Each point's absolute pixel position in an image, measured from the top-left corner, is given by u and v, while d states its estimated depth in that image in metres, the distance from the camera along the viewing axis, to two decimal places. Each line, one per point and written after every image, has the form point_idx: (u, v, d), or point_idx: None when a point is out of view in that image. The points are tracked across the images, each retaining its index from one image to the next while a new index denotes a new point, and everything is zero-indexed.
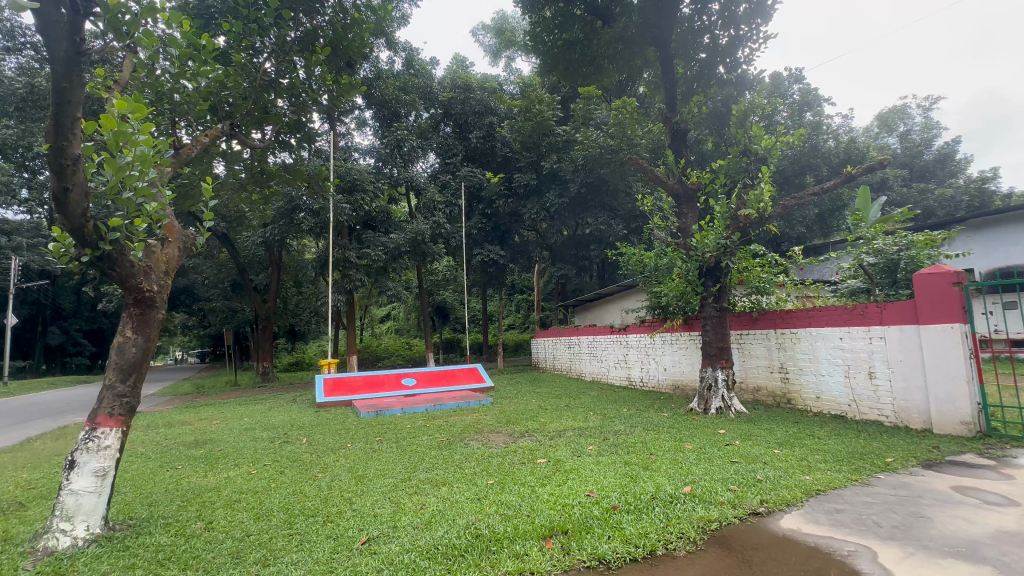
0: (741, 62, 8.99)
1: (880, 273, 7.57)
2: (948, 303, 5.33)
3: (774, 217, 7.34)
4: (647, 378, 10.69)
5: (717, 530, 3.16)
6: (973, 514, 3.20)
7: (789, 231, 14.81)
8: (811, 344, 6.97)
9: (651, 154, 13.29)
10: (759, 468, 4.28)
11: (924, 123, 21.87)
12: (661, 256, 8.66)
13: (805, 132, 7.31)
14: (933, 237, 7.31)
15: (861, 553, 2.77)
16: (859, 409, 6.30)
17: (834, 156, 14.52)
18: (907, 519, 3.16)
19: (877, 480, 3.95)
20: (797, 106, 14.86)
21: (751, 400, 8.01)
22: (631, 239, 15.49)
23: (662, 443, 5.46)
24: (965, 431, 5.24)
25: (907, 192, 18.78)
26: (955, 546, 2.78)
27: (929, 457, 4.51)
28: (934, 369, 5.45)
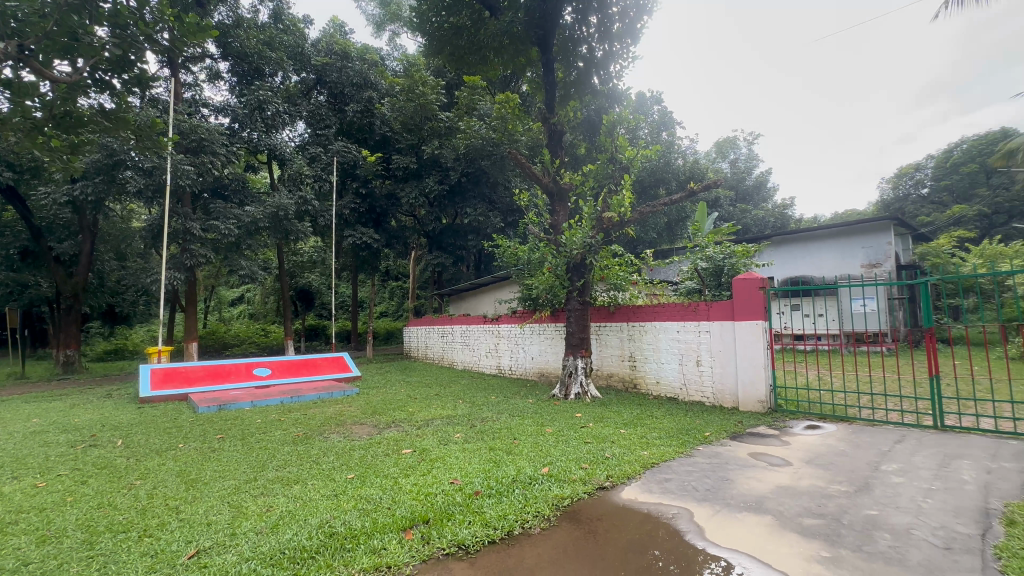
0: (612, 76, 9.78)
1: (709, 276, 8.90)
2: (754, 304, 6.51)
3: (632, 222, 8.13)
4: (516, 367, 11.14)
5: (569, 505, 3.42)
6: (761, 475, 3.97)
7: (644, 235, 16.65)
8: (655, 335, 7.92)
9: (530, 151, 13.82)
10: (607, 447, 4.75)
11: (747, 154, 26.30)
12: (533, 251, 9.05)
13: (660, 148, 8.23)
14: (748, 249, 8.82)
15: (682, 514, 3.24)
16: (688, 391, 7.37)
17: (681, 173, 16.66)
18: (716, 483, 3.79)
19: (697, 451, 4.67)
20: (655, 125, 16.69)
21: (605, 386, 8.85)
22: (507, 232, 15.93)
23: (525, 428, 5.74)
24: (760, 407, 6.47)
25: (733, 211, 22.42)
26: (749, 501, 3.40)
27: (735, 430, 5.46)
28: (742, 358, 6.62)
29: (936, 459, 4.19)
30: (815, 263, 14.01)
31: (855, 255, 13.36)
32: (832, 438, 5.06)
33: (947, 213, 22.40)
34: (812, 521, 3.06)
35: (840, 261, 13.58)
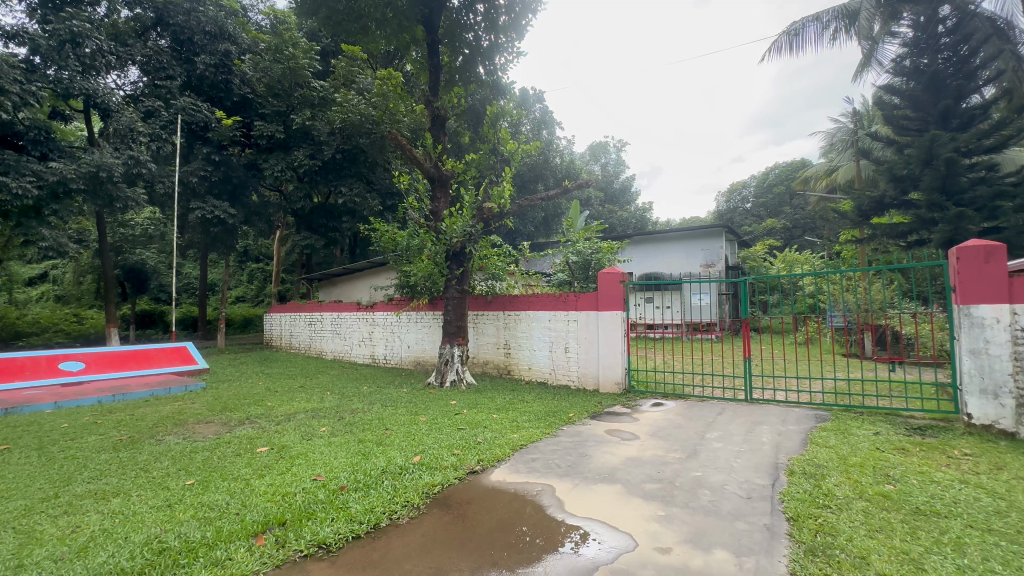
0: (497, 68, 9.88)
1: (579, 269, 9.58)
2: (615, 296, 7.18)
3: (511, 213, 8.36)
4: (391, 356, 10.80)
5: (439, 492, 3.43)
6: (614, 448, 4.43)
7: (522, 227, 17.30)
8: (528, 324, 8.29)
9: (412, 134, 13.37)
10: (479, 432, 4.86)
11: (616, 159, 28.77)
12: (413, 237, 8.81)
13: (540, 145, 8.57)
14: (612, 246, 9.68)
15: (545, 490, 3.47)
16: (556, 376, 7.88)
17: (558, 171, 17.60)
18: (576, 458, 4.13)
19: (561, 431, 5.03)
20: (537, 122, 17.33)
21: (481, 373, 9.04)
22: (385, 216, 15.26)
23: (398, 417, 5.60)
24: (616, 388, 7.19)
25: (602, 210, 24.41)
26: (603, 473, 3.77)
27: (594, 410, 5.99)
28: (604, 344, 7.28)
29: (745, 426, 5.10)
30: (665, 262, 15.94)
31: (697, 256, 15.50)
32: (671, 413, 5.84)
33: (762, 225, 27.21)
34: (652, 485, 3.51)
35: (686, 261, 15.65)
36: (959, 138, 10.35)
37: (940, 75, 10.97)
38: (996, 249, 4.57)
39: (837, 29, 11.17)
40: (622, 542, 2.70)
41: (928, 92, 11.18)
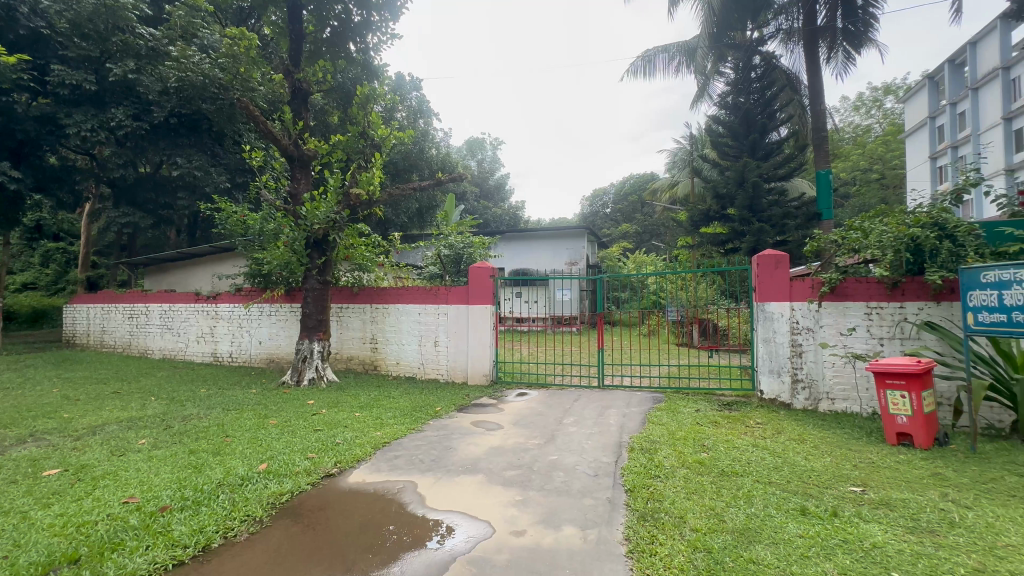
0: (369, 48, 9.31)
1: (450, 263, 9.57)
2: (484, 289, 7.33)
3: (381, 202, 7.96)
4: (238, 354, 9.58)
5: (287, 501, 3.14)
6: (478, 439, 4.52)
7: (394, 217, 16.71)
8: (397, 317, 8.03)
9: (269, 105, 11.97)
10: (339, 433, 4.56)
11: (492, 157, 29.36)
12: (267, 220, 7.94)
13: (414, 134, 8.33)
14: (484, 241, 9.87)
15: (407, 487, 3.40)
16: (425, 369, 7.79)
17: (433, 163, 17.33)
18: (440, 452, 4.13)
19: (427, 426, 4.98)
20: (412, 110, 16.82)
21: (344, 369, 8.50)
22: (234, 195, 13.45)
23: (242, 422, 4.99)
24: (484, 380, 7.36)
25: (477, 206, 24.73)
26: (467, 465, 3.82)
27: (461, 403, 6.05)
28: (472, 337, 7.40)
29: (596, 410, 5.61)
30: (533, 259, 16.79)
31: (562, 254, 16.61)
32: (533, 402, 6.17)
33: (619, 229, 30.27)
34: (512, 472, 3.66)
35: (552, 258, 16.68)
36: (762, 166, 12.86)
37: (751, 113, 13.41)
38: (782, 258, 5.74)
39: (680, 63, 12.83)
40: (480, 530, 2.77)
41: (742, 125, 13.60)
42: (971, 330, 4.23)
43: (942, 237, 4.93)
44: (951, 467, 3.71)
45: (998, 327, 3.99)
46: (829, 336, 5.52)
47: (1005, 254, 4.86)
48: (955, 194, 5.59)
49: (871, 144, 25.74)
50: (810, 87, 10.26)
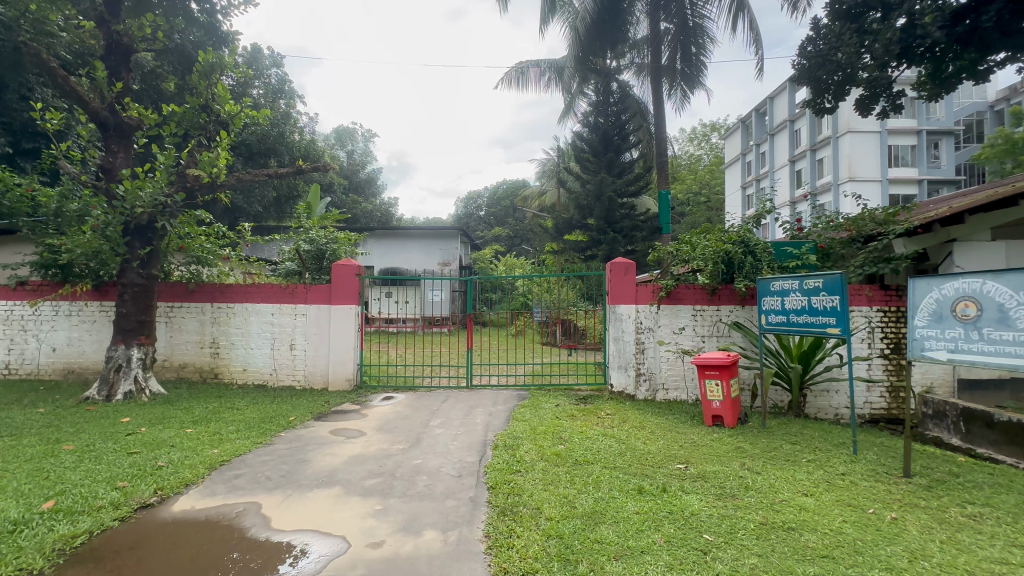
0: (216, 10, 8.11)
1: (311, 260, 8.81)
2: (349, 289, 6.90)
3: (227, 187, 6.98)
4: (18, 364, 7.57)
5: (83, 545, 2.56)
6: (337, 449, 4.23)
7: (246, 206, 14.86)
8: (245, 318, 7.13)
9: (74, 57, 9.68)
10: (162, 454, 3.88)
11: (363, 149, 27.84)
12: (68, 198, 6.42)
13: (270, 115, 7.48)
14: (350, 238, 9.29)
15: (248, 509, 3.03)
16: (278, 376, 7.05)
17: (296, 149, 15.78)
18: (291, 467, 3.76)
19: (277, 439, 4.50)
20: (271, 89, 15.11)
21: (175, 379, 7.27)
22: (17, 162, 10.61)
23: (19, 451, 3.93)
24: (347, 385, 6.93)
25: (346, 200, 23.24)
26: (321, 478, 3.55)
27: (320, 411, 5.61)
28: (335, 340, 6.92)
29: (463, 410, 5.66)
30: (404, 258, 16.35)
31: (435, 255, 16.45)
32: (400, 405, 5.99)
33: (492, 232, 31.09)
34: (373, 481, 3.50)
35: (424, 258, 16.42)
36: (616, 182, 14.39)
37: (608, 134, 14.93)
38: (630, 266, 6.46)
39: (549, 80, 13.66)
40: (333, 546, 2.59)
41: (601, 144, 15.11)
42: (764, 328, 5.23)
43: (747, 253, 6.14)
44: (749, 441, 4.54)
45: (781, 327, 5.00)
46: (665, 334, 6.35)
47: (787, 267, 6.16)
48: (756, 218, 6.89)
49: (701, 171, 30.36)
50: (656, 117, 11.73)
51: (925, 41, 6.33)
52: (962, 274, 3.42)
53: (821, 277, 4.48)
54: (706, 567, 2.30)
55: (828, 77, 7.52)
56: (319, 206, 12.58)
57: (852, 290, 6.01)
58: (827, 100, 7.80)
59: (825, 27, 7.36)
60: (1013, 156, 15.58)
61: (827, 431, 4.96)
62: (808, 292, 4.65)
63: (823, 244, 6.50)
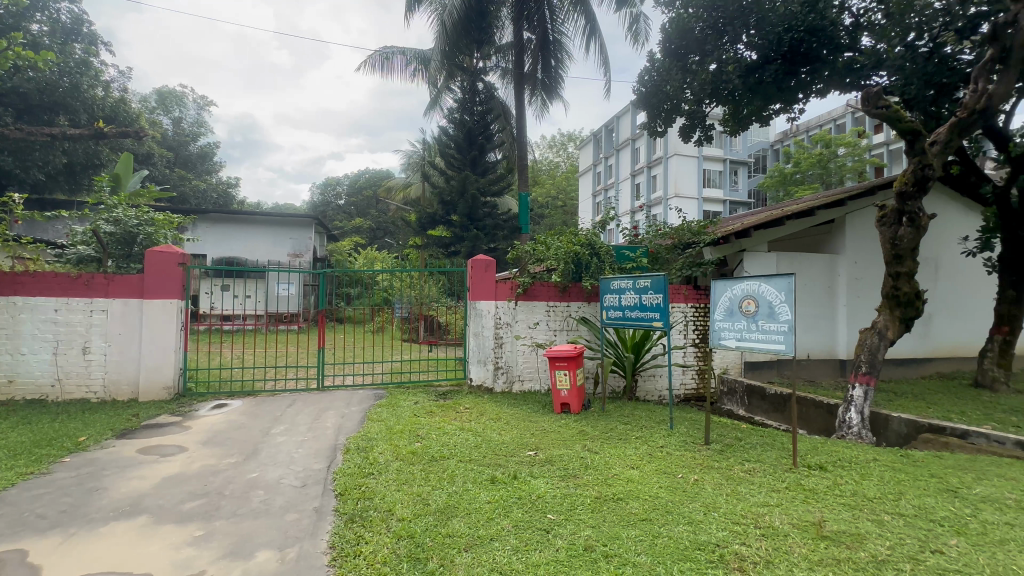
0: None
1: (115, 244, 7.22)
2: (170, 282, 5.86)
3: None
4: None
5: None
6: (147, 471, 3.55)
7: (18, 171, 11.58)
8: (12, 315, 5.56)
9: None
10: None
11: (195, 117, 23.84)
12: None
13: (57, 59, 5.92)
14: (172, 221, 7.87)
15: (8, 559, 2.37)
16: (64, 388, 5.66)
17: (98, 108, 12.79)
18: (79, 499, 3.05)
19: (59, 466, 3.61)
20: (60, 27, 12.00)
21: None
22: None
23: None
24: (164, 394, 5.86)
25: (169, 174, 19.65)
26: (123, 507, 2.95)
27: (125, 427, 4.65)
28: (148, 341, 5.81)
29: (312, 414, 5.22)
30: (246, 247, 14.46)
31: (284, 244, 14.85)
32: (235, 413, 5.28)
33: (351, 223, 29.25)
34: (193, 503, 3.03)
35: (270, 248, 14.71)
36: (480, 181, 14.67)
37: (472, 132, 15.16)
38: (490, 263, 6.64)
39: (415, 69, 13.32)
40: None
41: (465, 141, 15.25)
42: (605, 323, 5.85)
43: (593, 255, 6.85)
44: (591, 424, 5.02)
45: (619, 321, 5.64)
46: (521, 329, 6.69)
47: (625, 268, 6.98)
48: (602, 224, 7.66)
49: (560, 177, 32.66)
50: (518, 120, 12.25)
51: (728, 86, 7.71)
52: (747, 276, 4.22)
53: (649, 277, 5.16)
54: (548, 544, 2.48)
55: (659, 104, 8.68)
56: (133, 180, 10.46)
57: (674, 289, 7.07)
58: (659, 125, 9.02)
59: (659, 61, 8.49)
60: (784, 186, 19.89)
61: (652, 410, 5.75)
62: (639, 291, 5.32)
63: (653, 249, 7.52)
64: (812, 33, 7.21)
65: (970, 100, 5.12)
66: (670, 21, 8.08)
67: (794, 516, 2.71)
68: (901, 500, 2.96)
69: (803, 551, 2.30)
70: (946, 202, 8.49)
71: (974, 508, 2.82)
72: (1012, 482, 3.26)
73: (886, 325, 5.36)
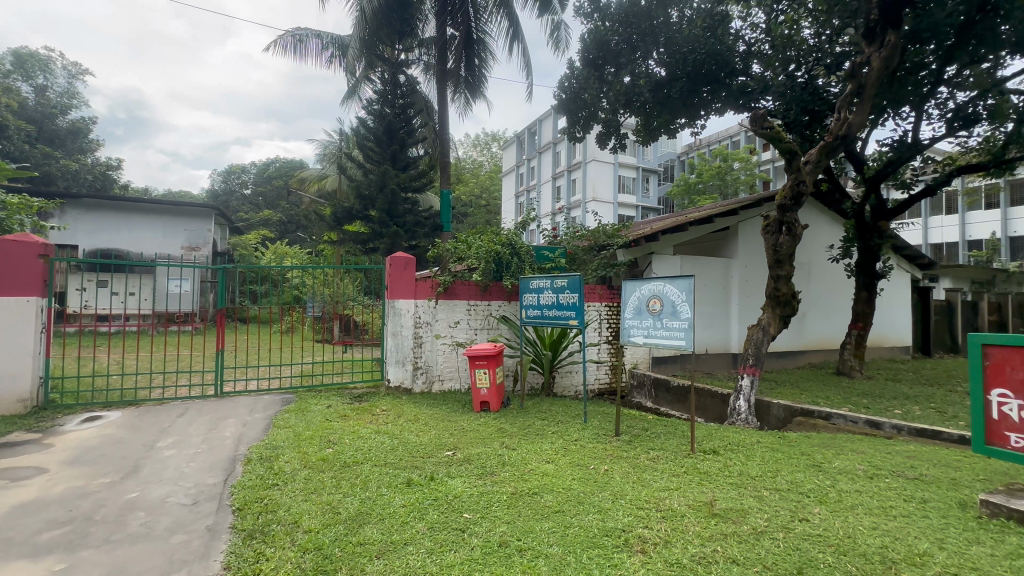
0: None
1: None
2: (24, 274, 5.00)
3: None
4: None
5: None
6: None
7: None
8: None
9: None
10: None
11: (66, 87, 20.64)
12: None
13: None
14: (32, 206, 6.74)
15: None
16: None
17: None
18: None
19: None
20: None
21: None
22: None
23: None
24: (19, 408, 5.00)
25: (30, 151, 16.82)
26: None
27: None
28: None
29: (208, 424, 4.76)
30: (129, 238, 12.80)
31: (177, 236, 13.35)
32: (111, 426, 4.65)
33: (259, 215, 27.04)
34: (53, 533, 2.62)
35: (160, 240, 13.15)
36: (400, 176, 14.24)
37: (393, 126, 14.70)
38: (410, 260, 6.47)
39: (332, 55, 12.64)
40: None
41: (385, 134, 14.72)
42: (524, 321, 5.96)
43: (513, 254, 6.96)
44: (509, 422, 5.10)
45: (537, 319, 5.78)
46: (441, 329, 6.60)
47: (544, 268, 7.18)
48: (522, 224, 7.80)
49: (483, 176, 32.76)
50: (440, 117, 12.09)
51: (640, 98, 8.23)
52: (653, 277, 4.53)
53: (566, 277, 5.34)
54: (462, 544, 2.48)
55: (578, 111, 9.02)
56: None
57: (590, 289, 7.40)
58: (578, 131, 9.38)
59: (578, 69, 8.82)
60: (688, 195, 21.60)
61: (568, 406, 5.97)
62: (557, 290, 5.49)
63: (571, 250, 7.81)
64: (711, 57, 7.91)
65: (835, 128, 5.92)
66: (589, 32, 8.43)
67: (690, 498, 2.96)
68: (777, 477, 3.34)
69: (697, 529, 2.51)
70: (817, 215, 9.74)
71: (833, 480, 3.26)
72: (862, 455, 3.81)
73: (769, 322, 6.02)
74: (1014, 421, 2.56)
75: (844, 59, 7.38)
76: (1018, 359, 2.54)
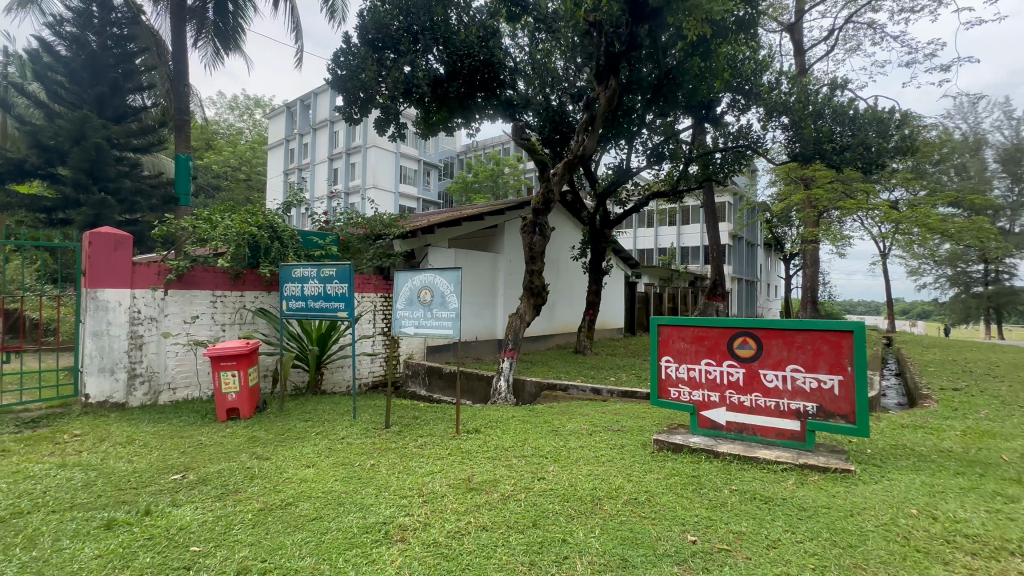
0: None
1: None
2: None
3: None
4: None
5: None
6: None
7: None
8: None
9: None
10: None
11: None
12: None
13: None
14: None
15: None
16: None
17: None
18: None
19: None
20: None
21: None
22: None
23: None
24: None
25: None
26: None
27: None
28: None
29: None
30: None
31: None
32: None
33: None
34: None
35: None
36: (112, 129, 10.93)
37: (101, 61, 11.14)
38: (124, 239, 4.98)
39: None
40: None
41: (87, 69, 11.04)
42: (285, 314, 5.34)
43: (273, 239, 6.14)
44: (264, 428, 4.49)
45: (300, 312, 5.24)
46: (172, 325, 5.33)
47: (312, 255, 6.57)
48: (286, 206, 6.94)
49: (242, 145, 27.97)
50: (175, 63, 9.69)
51: (418, 90, 8.26)
52: (424, 269, 4.63)
53: (335, 266, 4.99)
54: None
55: (354, 92, 8.44)
56: None
57: (364, 279, 7.13)
58: (355, 112, 8.85)
59: (355, 47, 8.29)
60: (466, 192, 22.98)
61: (337, 403, 5.61)
62: (324, 280, 5.07)
63: (344, 238, 7.35)
64: (485, 65, 8.49)
65: (575, 148, 7.10)
66: (368, 10, 8.02)
67: (451, 477, 3.14)
68: (525, 445, 3.84)
69: (454, 506, 2.68)
70: (563, 220, 11.61)
71: (565, 440, 3.93)
72: (586, 417, 4.71)
73: (525, 310, 6.86)
74: (673, 377, 3.74)
75: (584, 92, 8.91)
76: (675, 335, 3.77)
